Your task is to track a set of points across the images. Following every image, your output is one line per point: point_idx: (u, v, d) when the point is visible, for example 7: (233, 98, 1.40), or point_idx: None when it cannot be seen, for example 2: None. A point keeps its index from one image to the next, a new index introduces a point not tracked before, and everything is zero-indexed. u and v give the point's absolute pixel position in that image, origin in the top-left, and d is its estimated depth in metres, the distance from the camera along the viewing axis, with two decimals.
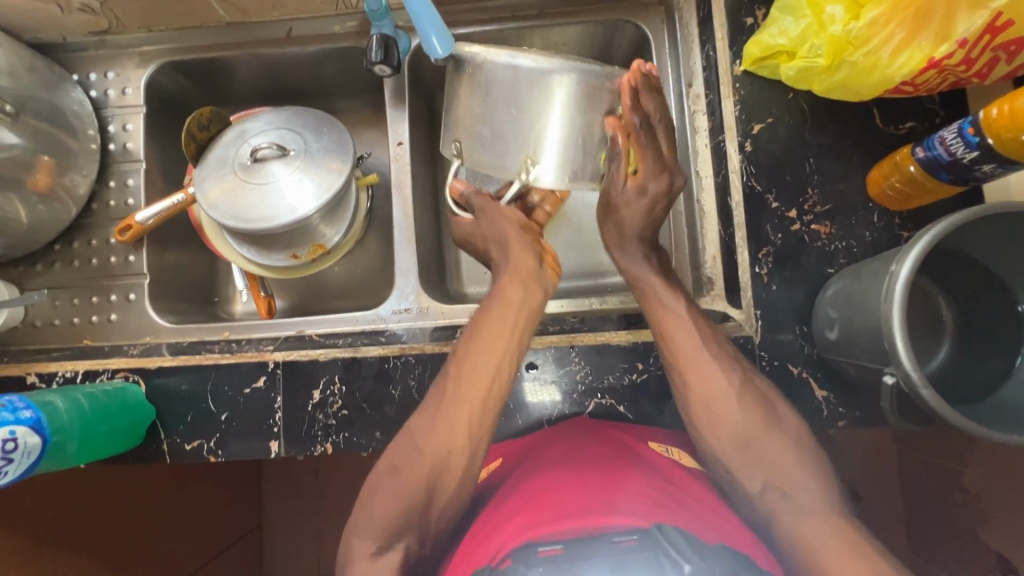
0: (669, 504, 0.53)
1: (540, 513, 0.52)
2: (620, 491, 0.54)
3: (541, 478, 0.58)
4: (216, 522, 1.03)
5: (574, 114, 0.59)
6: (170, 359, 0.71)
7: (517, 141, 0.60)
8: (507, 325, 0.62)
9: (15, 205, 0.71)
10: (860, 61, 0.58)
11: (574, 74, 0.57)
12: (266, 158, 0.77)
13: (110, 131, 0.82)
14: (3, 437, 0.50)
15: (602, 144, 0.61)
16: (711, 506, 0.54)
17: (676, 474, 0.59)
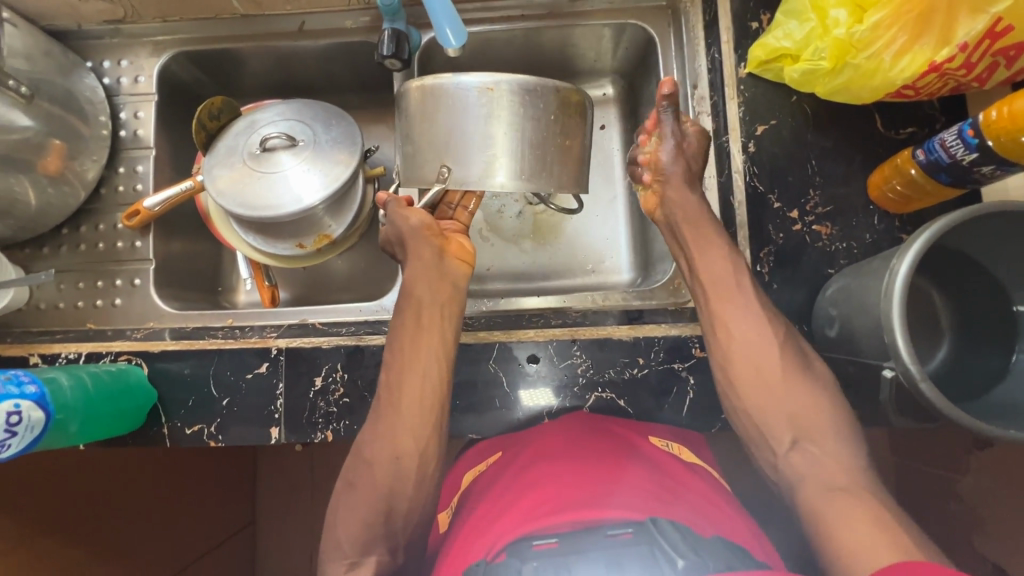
0: (664, 496, 0.53)
1: (535, 506, 0.52)
2: (618, 483, 0.54)
3: (537, 470, 0.58)
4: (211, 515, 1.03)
5: (477, 119, 0.62)
6: (173, 344, 0.72)
7: (434, 149, 0.63)
8: (409, 322, 0.65)
9: (25, 187, 0.72)
10: (863, 64, 0.60)
11: (508, 95, 0.61)
12: (275, 148, 0.78)
13: (121, 117, 0.83)
14: (9, 410, 0.50)
15: (531, 157, 0.63)
16: (708, 498, 0.55)
17: (674, 467, 0.59)
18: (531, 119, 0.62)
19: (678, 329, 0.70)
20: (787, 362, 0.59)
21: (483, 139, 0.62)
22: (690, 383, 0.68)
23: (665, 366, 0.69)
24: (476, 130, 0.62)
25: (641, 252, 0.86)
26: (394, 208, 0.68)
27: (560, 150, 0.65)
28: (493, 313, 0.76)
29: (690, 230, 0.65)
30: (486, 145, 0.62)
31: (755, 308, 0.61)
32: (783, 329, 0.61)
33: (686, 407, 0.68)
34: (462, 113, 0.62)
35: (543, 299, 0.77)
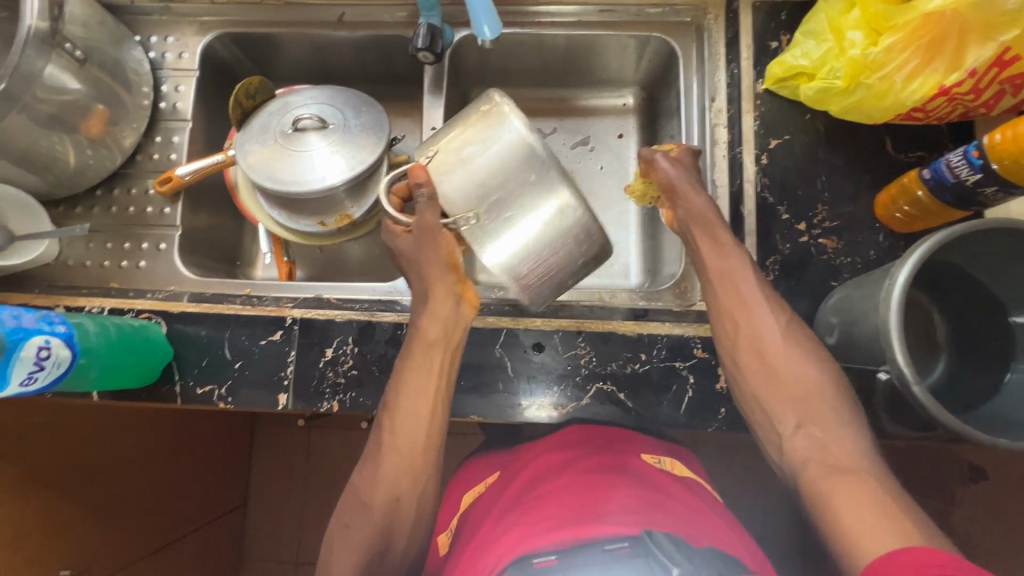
0: (654, 511, 0.54)
1: (530, 524, 0.53)
2: (610, 498, 0.55)
3: (534, 496, 0.58)
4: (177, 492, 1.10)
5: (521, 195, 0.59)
6: (192, 306, 0.74)
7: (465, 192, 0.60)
8: (416, 359, 0.63)
9: (67, 146, 0.75)
10: (876, 84, 0.62)
11: (572, 221, 0.59)
12: (306, 129, 0.82)
13: (162, 90, 0.87)
14: (40, 345, 0.52)
15: (543, 271, 0.62)
16: (695, 510, 0.56)
17: (666, 481, 0.60)
18: (571, 245, 0.61)
19: (682, 329, 0.72)
20: (797, 356, 0.60)
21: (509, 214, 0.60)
22: (689, 382, 0.70)
23: (666, 364, 0.71)
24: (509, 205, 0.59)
25: (650, 257, 0.88)
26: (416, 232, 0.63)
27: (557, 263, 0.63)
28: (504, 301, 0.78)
29: (702, 233, 0.67)
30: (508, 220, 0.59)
31: (764, 305, 0.63)
32: (791, 330, 0.62)
33: (685, 405, 0.70)
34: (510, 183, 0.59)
35: None
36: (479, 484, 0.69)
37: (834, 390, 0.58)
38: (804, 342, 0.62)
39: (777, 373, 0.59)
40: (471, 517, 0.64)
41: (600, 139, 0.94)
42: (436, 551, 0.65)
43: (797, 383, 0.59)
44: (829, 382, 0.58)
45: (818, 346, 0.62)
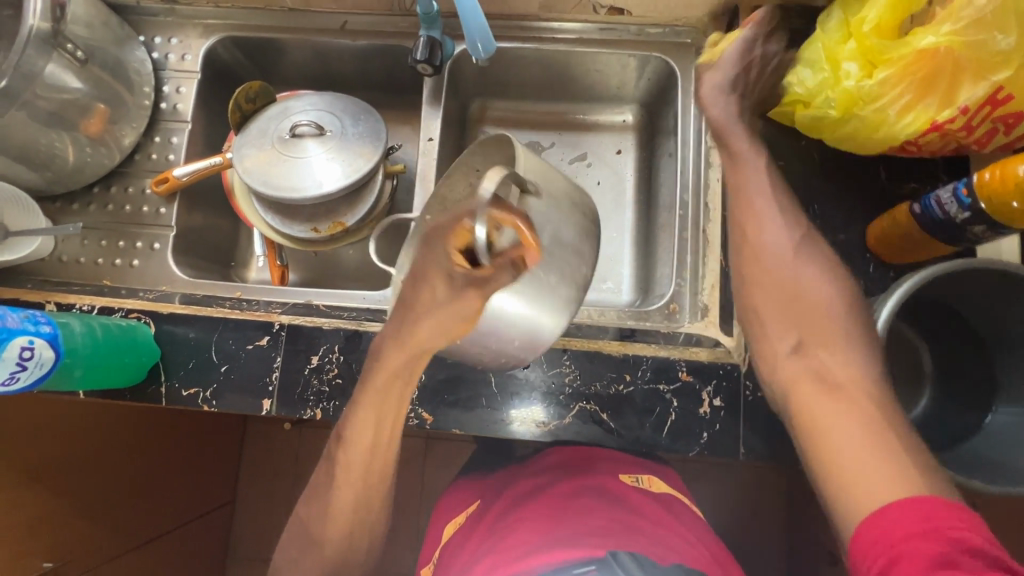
0: (619, 530, 0.57)
1: (504, 553, 0.56)
2: (573, 524, 0.58)
3: (507, 526, 0.61)
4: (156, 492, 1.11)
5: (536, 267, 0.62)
6: (182, 307, 0.75)
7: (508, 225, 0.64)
8: (373, 384, 0.60)
9: (66, 144, 0.76)
10: (869, 116, 0.63)
11: (531, 348, 0.60)
12: (303, 135, 0.82)
13: (164, 91, 0.88)
14: (23, 345, 0.53)
15: (479, 347, 0.59)
16: (667, 528, 0.59)
17: (634, 497, 0.63)
18: (507, 353, 0.60)
19: (667, 351, 0.72)
20: (806, 262, 0.58)
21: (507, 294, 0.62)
22: (672, 405, 0.70)
23: (650, 386, 0.70)
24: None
25: (642, 275, 0.88)
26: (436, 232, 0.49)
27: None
28: None
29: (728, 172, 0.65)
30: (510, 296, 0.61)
31: (777, 213, 0.61)
32: (801, 252, 0.59)
33: (667, 428, 0.69)
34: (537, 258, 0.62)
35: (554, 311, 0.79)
36: (457, 515, 0.71)
37: (845, 308, 0.55)
38: (826, 259, 0.59)
39: (784, 300, 0.57)
40: (452, 548, 0.65)
41: (597, 155, 0.94)
42: None
43: (794, 306, 0.57)
44: (842, 302, 0.55)
45: (842, 268, 0.58)
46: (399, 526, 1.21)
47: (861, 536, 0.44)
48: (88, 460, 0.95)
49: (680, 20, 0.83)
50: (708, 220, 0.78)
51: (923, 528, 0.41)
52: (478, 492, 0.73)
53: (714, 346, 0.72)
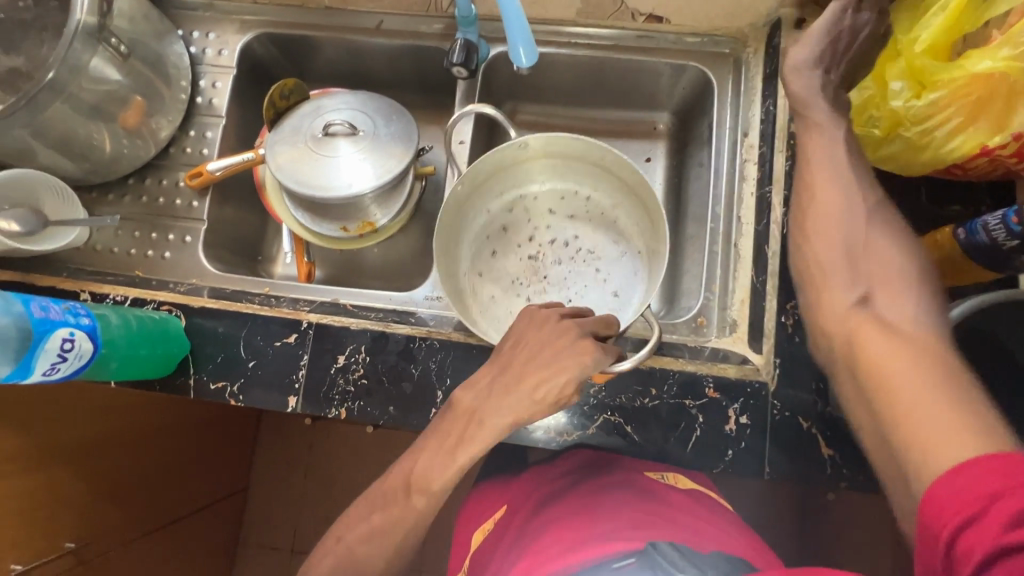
0: (651, 521, 0.60)
1: (537, 556, 0.58)
2: (602, 522, 0.61)
3: (537, 527, 0.64)
4: (168, 485, 1.12)
5: (557, 265, 0.83)
6: (212, 301, 0.76)
7: (580, 194, 0.85)
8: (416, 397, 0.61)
9: (104, 135, 0.77)
10: (915, 137, 0.62)
11: None
12: (336, 134, 0.82)
13: (200, 85, 0.89)
14: (64, 337, 0.54)
15: None
16: (694, 514, 0.62)
17: (659, 489, 0.65)
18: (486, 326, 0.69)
19: (694, 366, 0.71)
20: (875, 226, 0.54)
21: (515, 282, 0.82)
22: (698, 421, 0.69)
23: (676, 401, 0.70)
24: (536, 240, 0.85)
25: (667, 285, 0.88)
26: (592, 325, 0.62)
27: (505, 235, 0.85)
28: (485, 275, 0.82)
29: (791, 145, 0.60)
30: (514, 298, 0.81)
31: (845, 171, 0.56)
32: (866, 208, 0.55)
33: (692, 444, 0.69)
34: (571, 257, 0.83)
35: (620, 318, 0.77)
36: (484, 522, 0.71)
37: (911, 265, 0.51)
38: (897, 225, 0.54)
39: (853, 255, 0.53)
40: (481, 559, 0.66)
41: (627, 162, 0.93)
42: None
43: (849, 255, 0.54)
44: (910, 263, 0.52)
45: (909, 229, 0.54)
46: None
47: (934, 493, 0.40)
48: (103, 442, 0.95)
49: (720, 29, 0.82)
50: (741, 234, 0.77)
51: (1008, 484, 0.37)
52: (505, 496, 0.73)
53: (742, 363, 0.71)
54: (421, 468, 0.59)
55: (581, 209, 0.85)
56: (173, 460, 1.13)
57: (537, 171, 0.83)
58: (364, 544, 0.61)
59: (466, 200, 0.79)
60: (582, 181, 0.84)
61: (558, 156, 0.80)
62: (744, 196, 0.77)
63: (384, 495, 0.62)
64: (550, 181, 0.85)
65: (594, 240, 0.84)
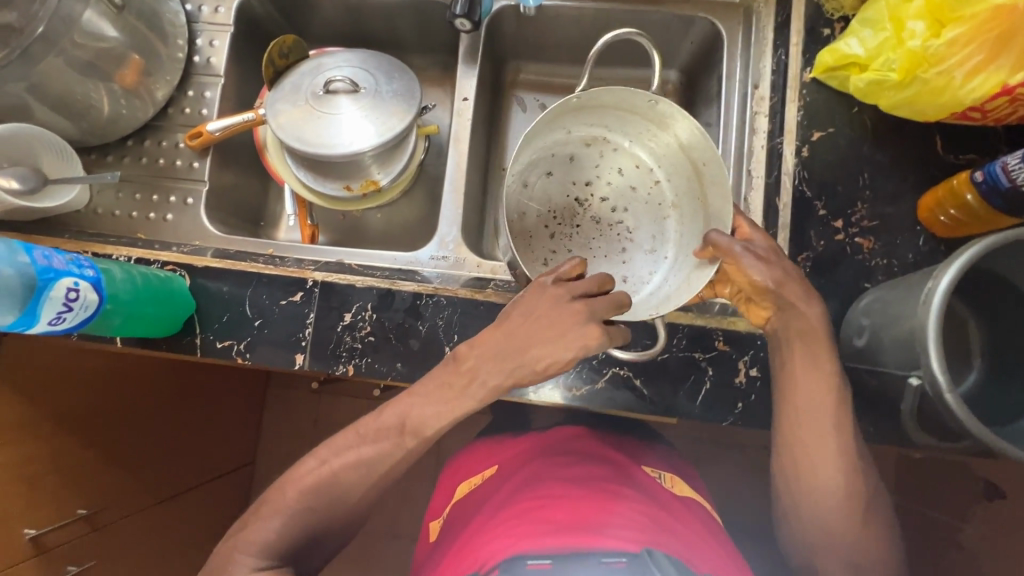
0: (655, 530, 0.63)
1: (528, 526, 0.63)
2: (615, 514, 0.65)
3: (540, 496, 0.68)
4: (176, 457, 1.13)
5: (593, 222, 0.79)
6: (216, 261, 0.75)
7: (655, 180, 0.79)
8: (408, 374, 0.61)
9: (101, 94, 0.76)
10: (933, 79, 0.60)
11: None
12: (337, 91, 0.81)
13: (197, 44, 0.87)
14: (68, 287, 0.53)
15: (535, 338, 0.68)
16: (691, 530, 0.67)
17: (662, 494, 0.72)
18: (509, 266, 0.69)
19: (704, 320, 0.70)
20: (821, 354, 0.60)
21: (549, 214, 0.79)
22: (707, 374, 0.69)
23: (685, 354, 0.70)
24: (592, 186, 0.80)
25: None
26: (603, 310, 0.58)
27: (568, 166, 0.80)
28: (528, 202, 0.79)
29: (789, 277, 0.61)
30: (541, 227, 0.79)
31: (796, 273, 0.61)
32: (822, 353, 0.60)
33: (701, 397, 0.69)
34: (609, 222, 0.79)
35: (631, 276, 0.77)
36: (476, 477, 0.82)
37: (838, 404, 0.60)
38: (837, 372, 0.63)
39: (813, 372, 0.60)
40: (465, 507, 0.77)
41: None
42: (429, 535, 0.79)
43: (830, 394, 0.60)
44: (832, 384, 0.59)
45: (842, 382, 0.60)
46: (416, 485, 1.32)
47: None
48: (103, 410, 0.96)
49: None
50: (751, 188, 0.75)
51: None
52: (498, 457, 0.83)
53: None
54: (412, 400, 0.60)
55: (645, 188, 0.80)
56: (180, 430, 1.13)
57: (636, 131, 0.77)
58: (353, 462, 0.62)
59: (558, 118, 0.74)
60: (664, 168, 0.78)
61: (661, 131, 0.75)
62: (755, 150, 0.75)
63: (367, 429, 0.63)
64: (637, 147, 0.79)
65: (636, 223, 0.79)
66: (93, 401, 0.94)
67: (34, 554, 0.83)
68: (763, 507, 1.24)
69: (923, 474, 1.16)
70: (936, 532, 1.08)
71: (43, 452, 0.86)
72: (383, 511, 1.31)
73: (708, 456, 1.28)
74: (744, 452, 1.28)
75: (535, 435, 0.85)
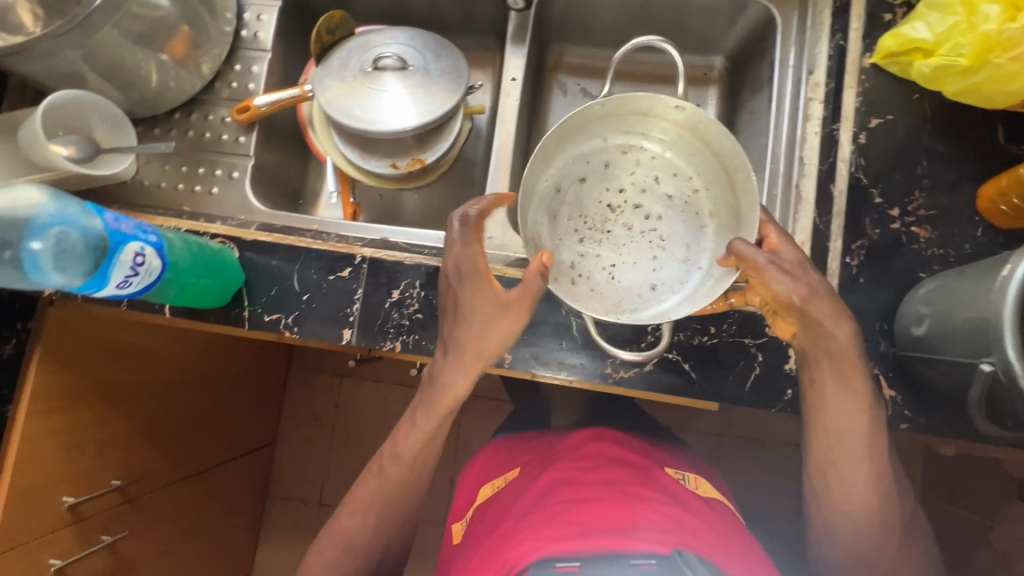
0: (685, 533, 0.64)
1: (555, 528, 0.65)
2: (643, 516, 0.66)
3: (566, 500, 0.70)
4: (205, 433, 1.14)
5: (625, 229, 0.77)
6: (264, 234, 0.75)
7: (693, 186, 0.77)
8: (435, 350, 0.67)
9: (152, 64, 0.75)
10: (1005, 64, 0.60)
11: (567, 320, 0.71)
12: (386, 68, 0.80)
13: (245, 18, 0.87)
14: (135, 252, 0.55)
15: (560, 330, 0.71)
16: (719, 530, 0.68)
17: (689, 497, 0.74)
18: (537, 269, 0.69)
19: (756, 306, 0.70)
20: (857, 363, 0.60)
21: (581, 219, 0.77)
22: (758, 359, 0.69)
23: (735, 339, 0.69)
24: (627, 191, 0.78)
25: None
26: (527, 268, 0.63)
27: (603, 171, 0.78)
28: (561, 207, 0.77)
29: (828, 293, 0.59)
30: (570, 232, 0.76)
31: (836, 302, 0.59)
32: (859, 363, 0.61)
33: (750, 382, 0.68)
34: (643, 228, 0.77)
35: (664, 282, 0.75)
36: (499, 480, 0.85)
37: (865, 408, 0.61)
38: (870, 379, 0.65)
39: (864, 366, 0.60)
40: (488, 508, 0.80)
41: None
42: (452, 538, 0.83)
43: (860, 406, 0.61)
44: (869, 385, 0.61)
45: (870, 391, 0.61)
46: (438, 467, 1.33)
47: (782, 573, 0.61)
48: (142, 383, 0.97)
49: None
50: (803, 173, 0.73)
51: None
52: (522, 461, 0.86)
53: None
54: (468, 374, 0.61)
55: (682, 196, 0.77)
56: (211, 407, 1.15)
57: (672, 138, 0.75)
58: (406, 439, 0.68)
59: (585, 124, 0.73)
60: (702, 174, 0.76)
61: (696, 138, 0.73)
62: (808, 137, 0.73)
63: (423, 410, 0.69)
64: (674, 155, 0.77)
65: (671, 230, 0.77)
66: (133, 374, 0.95)
67: (70, 523, 0.86)
68: (785, 500, 1.24)
69: (952, 471, 1.15)
70: (964, 530, 1.08)
71: (84, 422, 0.87)
72: None
73: (730, 449, 1.28)
74: (767, 446, 1.27)
75: (560, 439, 0.87)
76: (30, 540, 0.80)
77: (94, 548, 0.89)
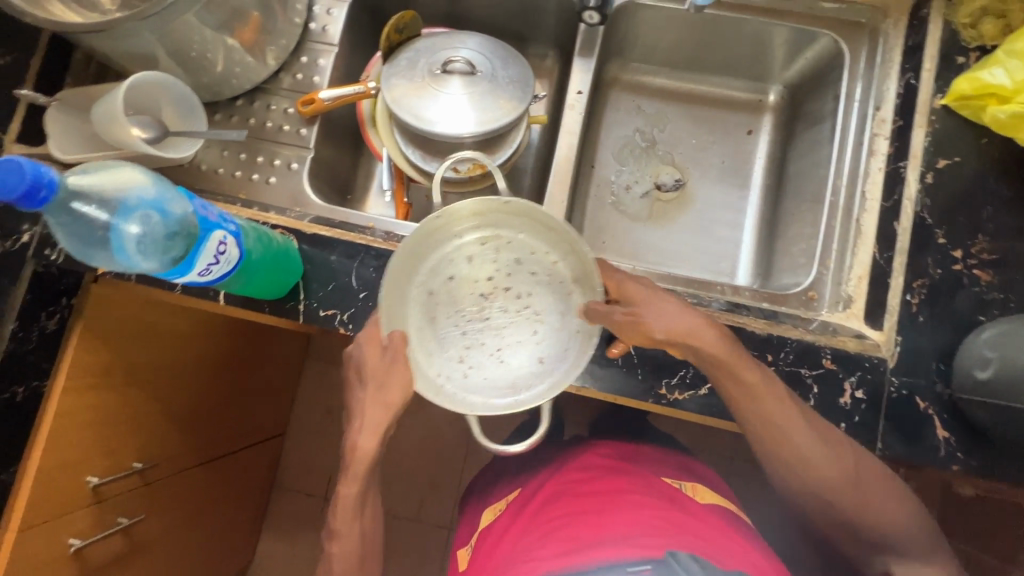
0: (674, 532, 0.63)
1: (562, 545, 0.64)
2: (636, 521, 0.64)
3: (570, 518, 0.68)
4: (217, 421, 1.11)
5: (502, 313, 0.68)
6: (325, 230, 0.74)
7: (553, 256, 0.69)
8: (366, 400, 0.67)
9: (226, 50, 0.75)
10: None
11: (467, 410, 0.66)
12: (454, 72, 0.81)
13: (315, 11, 0.87)
14: (220, 240, 0.56)
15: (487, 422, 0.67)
16: (717, 527, 0.66)
17: (687, 501, 0.72)
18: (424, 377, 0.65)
19: (812, 337, 0.69)
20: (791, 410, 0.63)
21: (453, 314, 0.69)
22: (813, 391, 0.68)
23: (792, 368, 0.68)
24: (491, 275, 0.69)
25: (763, 243, 0.90)
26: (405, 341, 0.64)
27: (462, 261, 0.70)
28: (429, 303, 0.69)
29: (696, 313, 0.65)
30: (449, 330, 0.68)
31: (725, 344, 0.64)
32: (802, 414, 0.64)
33: None
34: (518, 307, 0.69)
35: (556, 348, 0.67)
36: (498, 504, 0.82)
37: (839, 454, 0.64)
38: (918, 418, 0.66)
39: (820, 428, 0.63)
40: (491, 526, 0.78)
41: (726, 134, 0.94)
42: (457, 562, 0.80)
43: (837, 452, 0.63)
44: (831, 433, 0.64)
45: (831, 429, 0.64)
46: (451, 473, 1.32)
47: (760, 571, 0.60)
48: (167, 366, 0.95)
49: None
50: (863, 210, 0.74)
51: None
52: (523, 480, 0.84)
53: (860, 338, 0.69)
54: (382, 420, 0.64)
55: (545, 266, 0.69)
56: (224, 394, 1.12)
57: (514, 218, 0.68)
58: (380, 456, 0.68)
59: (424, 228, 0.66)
60: (555, 242, 0.68)
61: (540, 218, 0.66)
62: (871, 172, 0.75)
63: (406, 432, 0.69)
64: (528, 235, 0.69)
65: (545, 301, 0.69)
66: (157, 357, 0.93)
67: (92, 502, 0.84)
68: None
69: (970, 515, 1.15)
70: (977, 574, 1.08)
71: (111, 400, 0.85)
72: (412, 493, 1.32)
73: (745, 474, 1.28)
74: None
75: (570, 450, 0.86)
76: (51, 519, 0.78)
77: (111, 530, 0.88)
